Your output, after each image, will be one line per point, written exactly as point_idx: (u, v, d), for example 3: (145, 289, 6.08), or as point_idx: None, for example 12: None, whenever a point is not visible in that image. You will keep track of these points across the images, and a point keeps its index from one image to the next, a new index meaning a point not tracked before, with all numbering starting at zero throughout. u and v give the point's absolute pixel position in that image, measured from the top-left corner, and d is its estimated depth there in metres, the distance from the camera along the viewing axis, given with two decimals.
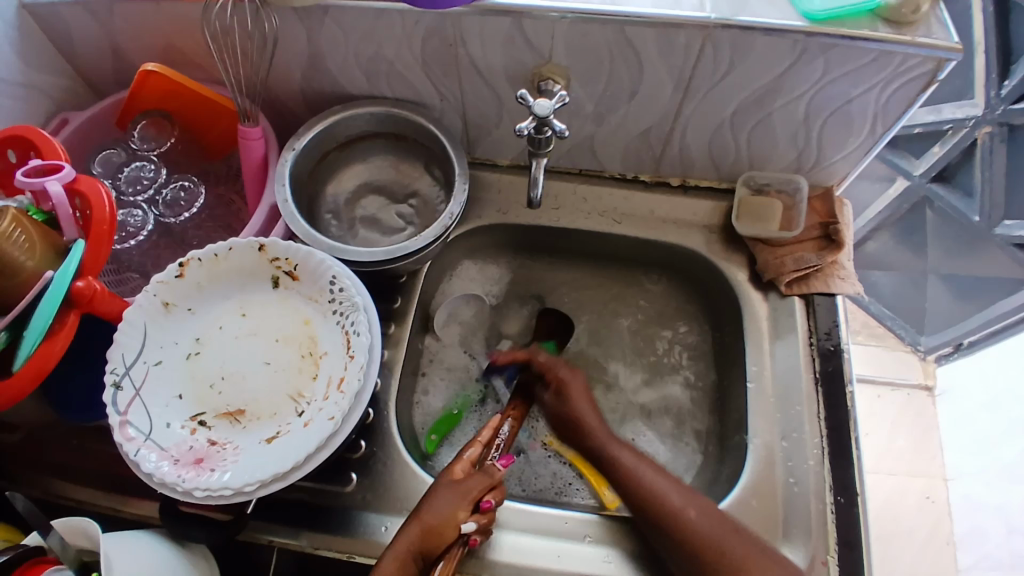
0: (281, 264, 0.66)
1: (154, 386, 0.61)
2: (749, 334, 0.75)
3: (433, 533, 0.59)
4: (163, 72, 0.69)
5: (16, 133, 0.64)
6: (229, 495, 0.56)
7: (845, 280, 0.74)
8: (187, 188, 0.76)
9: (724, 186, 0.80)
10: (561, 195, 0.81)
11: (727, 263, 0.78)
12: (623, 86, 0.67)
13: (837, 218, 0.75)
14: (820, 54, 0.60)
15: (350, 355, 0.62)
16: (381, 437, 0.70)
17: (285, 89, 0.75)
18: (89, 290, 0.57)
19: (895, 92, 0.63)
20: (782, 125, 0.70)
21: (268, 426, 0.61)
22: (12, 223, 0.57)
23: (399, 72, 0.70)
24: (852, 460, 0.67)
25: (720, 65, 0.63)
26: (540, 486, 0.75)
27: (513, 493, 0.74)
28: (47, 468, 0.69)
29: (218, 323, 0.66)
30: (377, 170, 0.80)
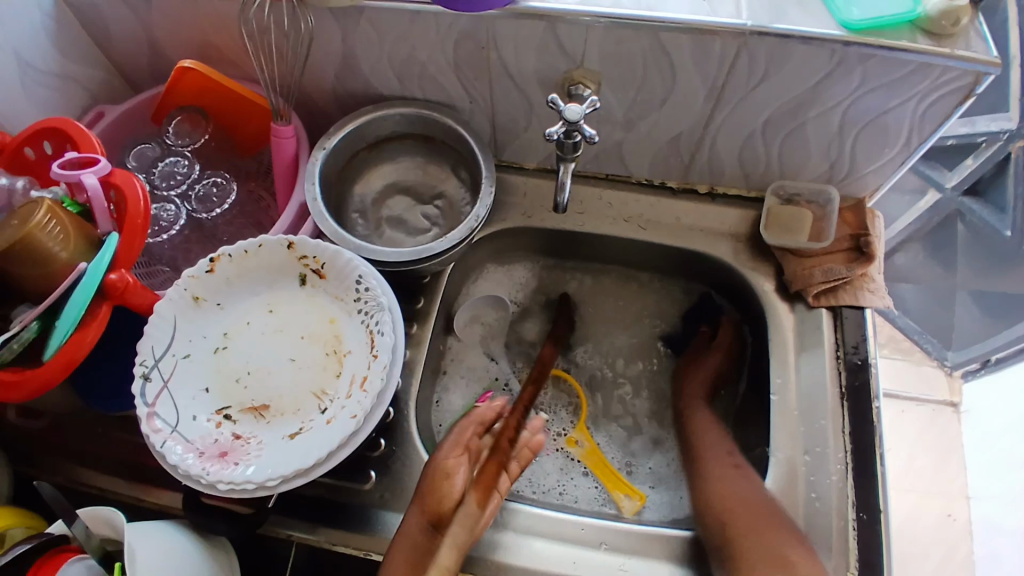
0: (308, 263, 0.67)
1: (181, 379, 0.62)
2: (774, 346, 0.74)
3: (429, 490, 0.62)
4: (198, 69, 0.71)
5: (55, 126, 0.65)
6: (251, 489, 0.57)
7: (875, 293, 0.72)
8: (219, 183, 0.76)
9: (753, 195, 0.79)
10: (586, 200, 0.81)
11: (754, 273, 0.77)
12: (655, 92, 0.67)
13: (869, 230, 0.73)
14: (859, 64, 0.59)
15: (374, 354, 0.62)
16: (401, 435, 0.70)
17: (318, 89, 0.76)
18: (121, 283, 0.58)
19: (931, 106, 0.62)
20: (815, 136, 0.69)
21: (291, 422, 0.61)
22: (47, 214, 0.58)
23: (430, 73, 0.70)
24: (876, 479, 0.65)
25: (756, 73, 0.62)
26: (546, 486, 0.75)
27: (524, 494, 0.74)
28: (72, 455, 0.70)
29: (246, 318, 0.66)
30: (405, 171, 0.80)
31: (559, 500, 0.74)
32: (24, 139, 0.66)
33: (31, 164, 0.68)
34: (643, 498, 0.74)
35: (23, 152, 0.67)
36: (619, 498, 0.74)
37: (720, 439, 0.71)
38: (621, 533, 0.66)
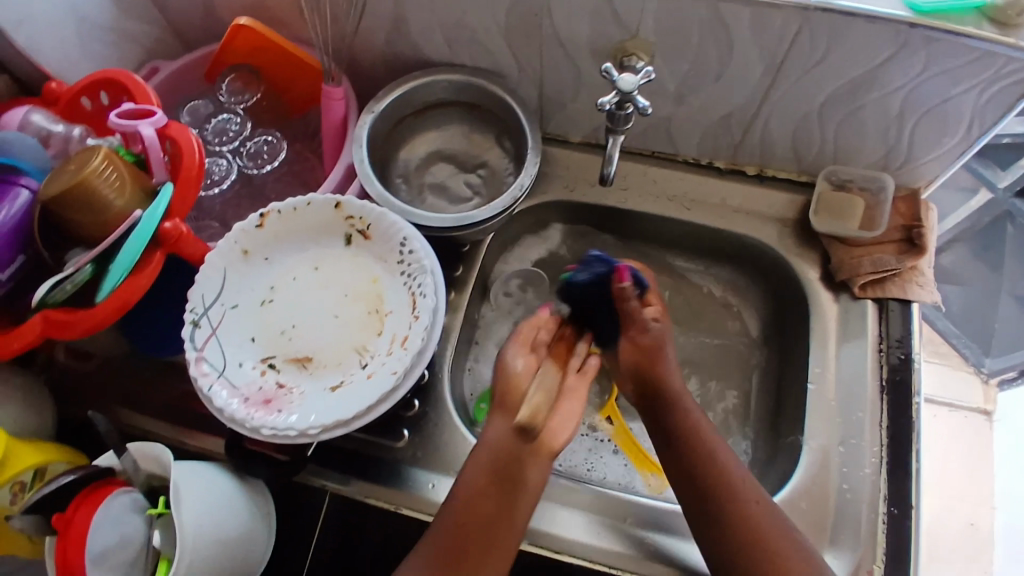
0: (355, 223, 0.68)
1: (230, 327, 0.64)
2: (814, 335, 0.73)
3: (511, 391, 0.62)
4: (255, 28, 0.72)
5: (113, 77, 0.67)
6: (293, 436, 0.58)
7: (923, 287, 0.71)
8: (270, 141, 0.78)
9: (803, 179, 0.78)
10: (630, 176, 0.80)
11: (799, 260, 0.76)
12: (710, 67, 0.66)
13: (922, 222, 0.72)
14: (923, 47, 0.57)
15: (414, 315, 0.63)
16: (434, 398, 0.72)
17: (367, 52, 0.76)
18: (175, 232, 0.60)
19: (994, 96, 0.60)
20: (873, 120, 0.67)
21: (333, 375, 0.63)
22: (104, 160, 0.60)
23: (480, 39, 0.70)
24: (911, 475, 0.65)
25: (816, 51, 0.61)
26: (573, 462, 0.76)
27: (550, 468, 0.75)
28: (116, 397, 0.73)
29: (292, 274, 0.68)
30: (450, 139, 0.80)
31: (584, 475, 0.75)
32: (81, 89, 0.67)
33: (87, 115, 0.70)
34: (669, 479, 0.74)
35: (79, 102, 0.68)
36: (646, 477, 0.74)
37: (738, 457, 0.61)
38: (646, 508, 0.67)
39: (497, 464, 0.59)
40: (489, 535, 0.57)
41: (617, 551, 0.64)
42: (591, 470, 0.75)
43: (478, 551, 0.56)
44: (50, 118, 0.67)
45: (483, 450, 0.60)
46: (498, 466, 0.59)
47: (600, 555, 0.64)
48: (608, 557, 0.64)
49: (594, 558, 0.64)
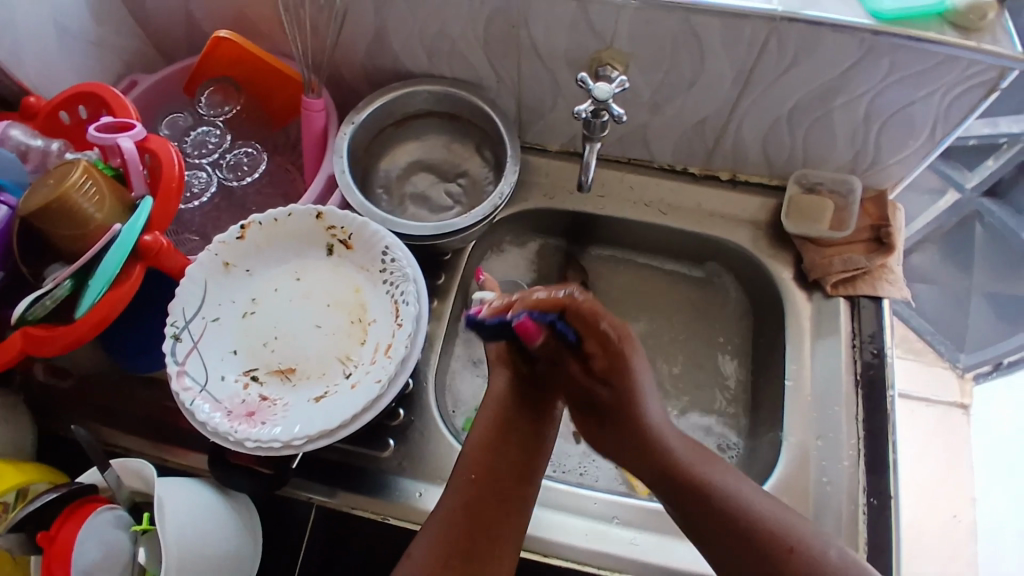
0: (336, 233, 0.68)
1: (211, 341, 0.64)
2: (790, 334, 0.75)
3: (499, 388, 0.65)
4: (235, 39, 0.73)
5: (93, 91, 0.67)
6: (277, 448, 0.59)
7: (893, 284, 0.73)
8: (251, 153, 0.78)
9: (774, 183, 0.80)
10: (607, 183, 0.82)
11: (773, 261, 0.78)
12: (683, 75, 0.67)
13: (890, 222, 0.74)
14: (887, 54, 0.60)
15: (397, 323, 0.64)
16: (419, 406, 0.72)
17: (348, 65, 0.77)
18: (156, 245, 0.60)
19: (956, 98, 0.62)
20: (841, 125, 0.69)
21: (317, 385, 0.63)
22: (83, 174, 0.60)
23: (460, 51, 0.71)
24: (888, 466, 0.66)
25: (785, 59, 0.63)
26: (566, 466, 0.76)
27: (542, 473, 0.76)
28: (97, 413, 0.72)
29: (273, 285, 0.68)
30: (430, 148, 0.81)
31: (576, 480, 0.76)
32: (59, 103, 0.67)
33: (66, 129, 0.69)
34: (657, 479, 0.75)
35: (58, 116, 0.68)
36: (635, 479, 0.75)
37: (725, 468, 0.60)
38: (632, 508, 0.67)
39: (501, 428, 0.63)
40: (503, 491, 0.60)
41: (604, 551, 0.65)
42: (584, 475, 0.76)
43: (495, 507, 0.59)
44: (28, 133, 0.66)
45: (483, 417, 0.64)
46: (501, 428, 0.63)
47: (588, 557, 0.65)
48: (596, 558, 0.65)
49: (581, 560, 0.65)
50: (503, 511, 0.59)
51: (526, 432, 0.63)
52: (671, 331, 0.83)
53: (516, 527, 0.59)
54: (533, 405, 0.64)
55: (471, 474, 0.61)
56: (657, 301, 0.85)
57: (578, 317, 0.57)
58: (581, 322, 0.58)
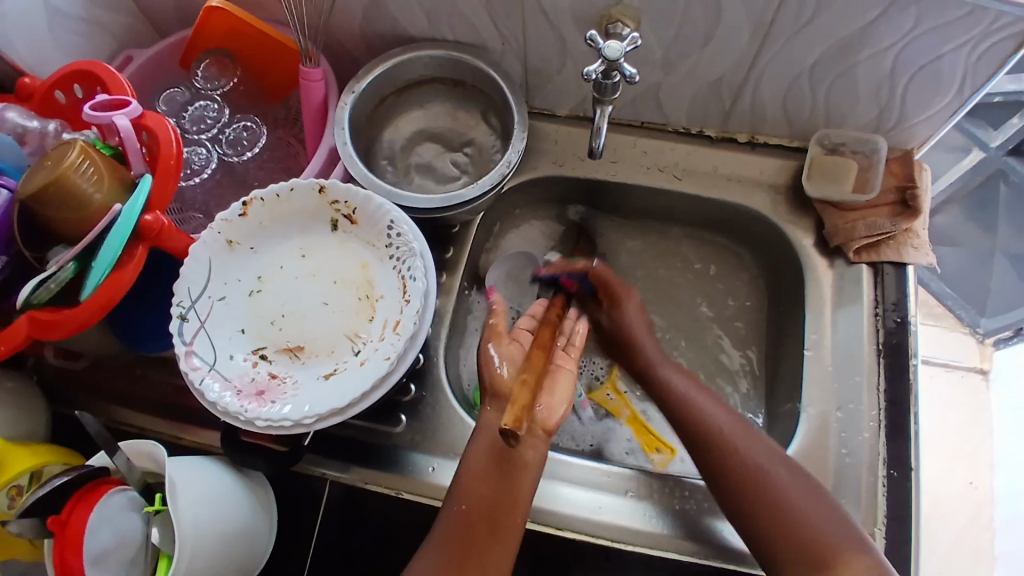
0: (340, 208, 0.66)
1: (218, 321, 0.63)
2: (809, 301, 0.73)
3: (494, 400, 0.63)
4: (227, 8, 0.70)
5: (86, 69, 0.64)
6: (288, 427, 0.58)
7: (918, 249, 0.70)
8: (250, 127, 0.76)
9: (795, 145, 0.76)
10: (619, 148, 0.79)
11: (793, 227, 0.75)
12: (697, 30, 0.64)
13: (916, 182, 0.70)
14: (915, 2, 0.56)
15: (406, 299, 0.63)
16: (430, 382, 0.71)
17: (346, 30, 0.74)
18: (156, 225, 0.58)
19: (988, 51, 0.59)
20: (864, 80, 0.65)
21: (326, 362, 0.62)
22: (81, 155, 0.58)
23: (462, 12, 0.68)
24: (910, 436, 0.65)
25: (805, 11, 0.59)
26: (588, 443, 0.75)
27: (563, 447, 0.75)
28: (108, 396, 0.72)
29: (279, 263, 0.67)
30: (434, 117, 0.78)
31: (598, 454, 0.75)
32: (54, 83, 0.65)
33: (62, 109, 0.67)
34: (674, 452, 0.74)
35: (53, 96, 0.66)
36: (652, 453, 0.74)
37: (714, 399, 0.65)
38: (642, 480, 0.67)
39: (495, 458, 0.60)
40: (492, 519, 0.57)
41: (617, 524, 0.64)
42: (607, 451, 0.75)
43: (487, 537, 0.57)
44: (25, 114, 0.65)
45: (477, 449, 0.61)
46: (495, 456, 0.60)
47: (601, 530, 0.64)
48: (610, 531, 0.64)
49: (595, 533, 0.64)
50: (494, 543, 0.57)
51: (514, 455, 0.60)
52: (688, 301, 0.81)
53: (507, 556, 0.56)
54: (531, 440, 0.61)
55: (463, 504, 0.59)
56: (673, 269, 0.83)
57: (599, 279, 0.73)
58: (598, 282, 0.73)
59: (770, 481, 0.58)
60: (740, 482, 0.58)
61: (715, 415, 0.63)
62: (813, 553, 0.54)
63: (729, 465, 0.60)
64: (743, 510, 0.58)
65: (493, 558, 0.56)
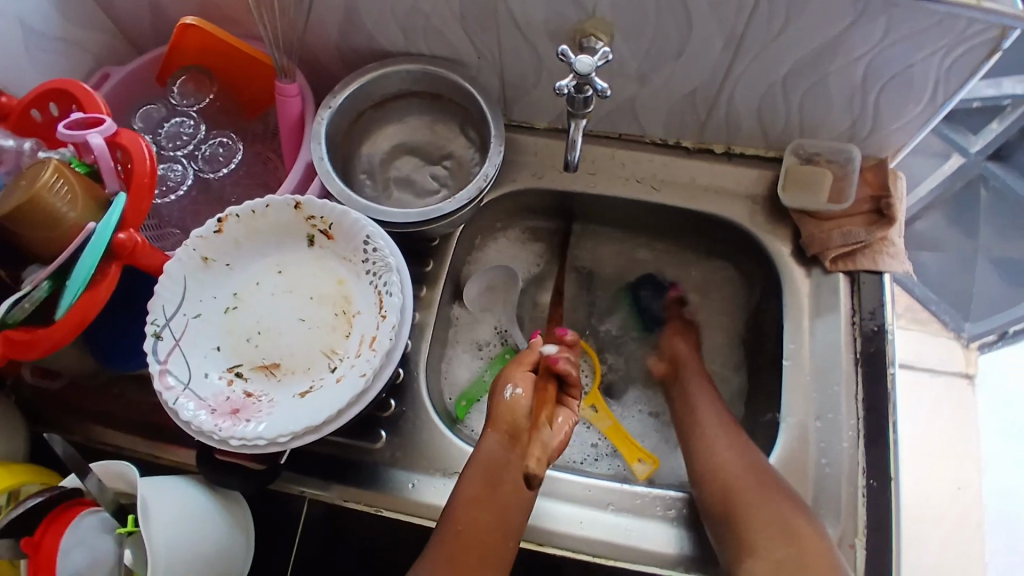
0: (316, 223, 0.66)
1: (193, 338, 0.62)
2: (788, 311, 0.73)
3: (500, 420, 0.64)
4: (202, 26, 0.69)
5: (61, 87, 0.64)
6: (263, 445, 0.57)
7: (894, 257, 0.71)
8: (225, 143, 0.76)
9: (771, 154, 0.77)
10: (598, 160, 0.79)
11: (771, 236, 0.76)
12: (670, 43, 0.64)
13: (890, 192, 0.71)
14: (883, 14, 0.57)
15: (382, 314, 0.62)
16: (411, 396, 0.71)
17: (321, 46, 0.74)
18: (131, 242, 0.58)
19: (958, 60, 0.59)
20: (838, 90, 0.66)
21: (302, 380, 0.62)
22: (54, 173, 0.58)
23: (436, 27, 0.68)
24: (888, 443, 0.65)
25: (775, 22, 0.60)
26: (568, 455, 0.75)
27: None
28: (85, 414, 0.71)
29: (256, 280, 0.66)
30: (413, 131, 0.78)
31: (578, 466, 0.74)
32: (30, 101, 0.64)
33: (37, 126, 0.67)
34: (656, 463, 0.74)
35: (29, 115, 0.66)
36: (633, 464, 0.74)
37: (711, 404, 0.72)
38: (625, 493, 0.66)
39: (490, 482, 0.62)
40: (487, 541, 0.60)
41: (599, 538, 0.64)
42: (586, 462, 0.75)
43: (477, 562, 0.59)
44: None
45: (474, 470, 0.63)
46: (490, 479, 0.62)
47: (583, 544, 0.64)
48: (589, 546, 0.64)
49: (575, 548, 0.64)
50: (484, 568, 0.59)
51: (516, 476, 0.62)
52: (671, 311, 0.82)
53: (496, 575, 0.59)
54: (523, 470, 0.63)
55: (458, 526, 0.61)
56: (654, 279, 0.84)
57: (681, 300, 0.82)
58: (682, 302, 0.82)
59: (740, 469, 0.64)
60: (720, 469, 0.65)
61: (709, 420, 0.70)
62: (779, 527, 0.60)
63: (715, 457, 0.66)
64: (730, 498, 0.63)
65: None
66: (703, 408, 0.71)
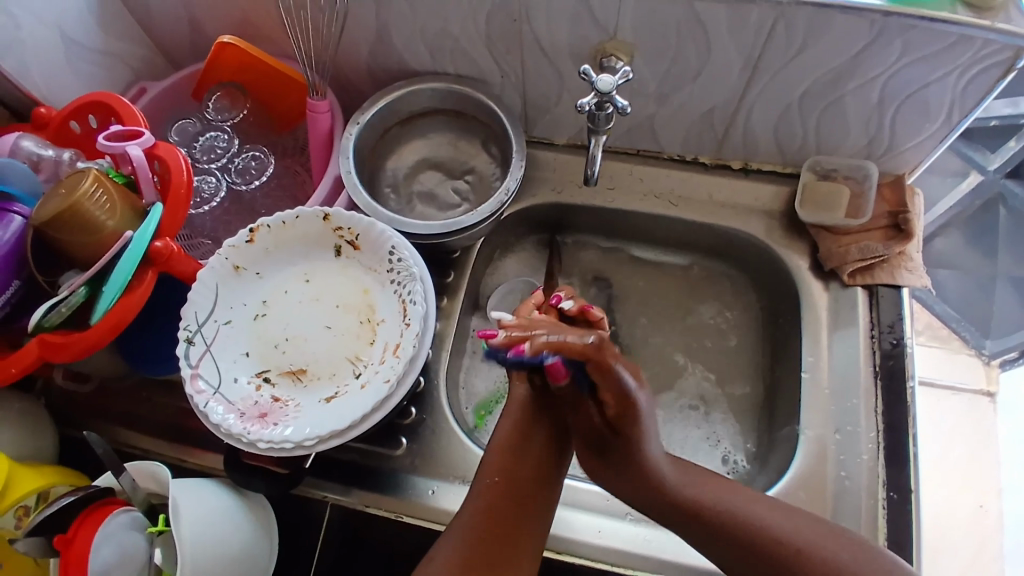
0: (343, 234, 0.68)
1: (224, 344, 0.64)
2: (806, 324, 0.73)
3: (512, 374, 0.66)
4: (238, 44, 0.73)
5: (99, 99, 0.67)
6: (289, 448, 0.59)
7: (912, 272, 0.71)
8: (258, 157, 0.79)
9: (789, 171, 0.78)
10: (617, 175, 0.81)
11: (788, 251, 0.76)
12: (689, 63, 0.66)
13: (908, 207, 0.72)
14: (898, 35, 0.58)
15: (406, 323, 0.64)
16: (430, 405, 0.72)
17: (351, 66, 0.77)
18: (167, 250, 0.60)
19: (972, 80, 0.60)
20: (855, 109, 0.67)
21: (328, 386, 0.64)
22: (94, 182, 0.60)
23: (462, 48, 0.71)
24: (908, 459, 0.65)
25: (792, 43, 0.61)
26: None
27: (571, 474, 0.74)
28: (114, 417, 0.73)
29: (284, 288, 0.68)
30: (436, 146, 0.81)
31: None
32: (70, 113, 0.68)
33: (77, 138, 0.70)
34: None
35: (68, 126, 0.69)
36: None
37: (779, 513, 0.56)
38: None
39: (521, 424, 0.64)
40: (523, 496, 0.60)
41: (618, 548, 0.64)
42: None
43: (515, 514, 0.59)
44: (40, 143, 0.67)
45: (507, 416, 0.65)
46: (519, 440, 0.63)
47: (601, 554, 0.64)
48: (610, 556, 0.64)
49: (594, 558, 0.64)
50: (522, 521, 0.59)
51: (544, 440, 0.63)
52: (688, 323, 0.82)
53: (536, 529, 0.59)
54: (551, 420, 0.65)
55: (492, 479, 0.61)
56: (674, 293, 0.84)
57: (599, 369, 0.58)
58: (601, 375, 0.58)
59: (746, 515, 0.56)
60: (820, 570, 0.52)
61: (760, 515, 0.56)
62: None
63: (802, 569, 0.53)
64: None
65: (524, 531, 0.59)
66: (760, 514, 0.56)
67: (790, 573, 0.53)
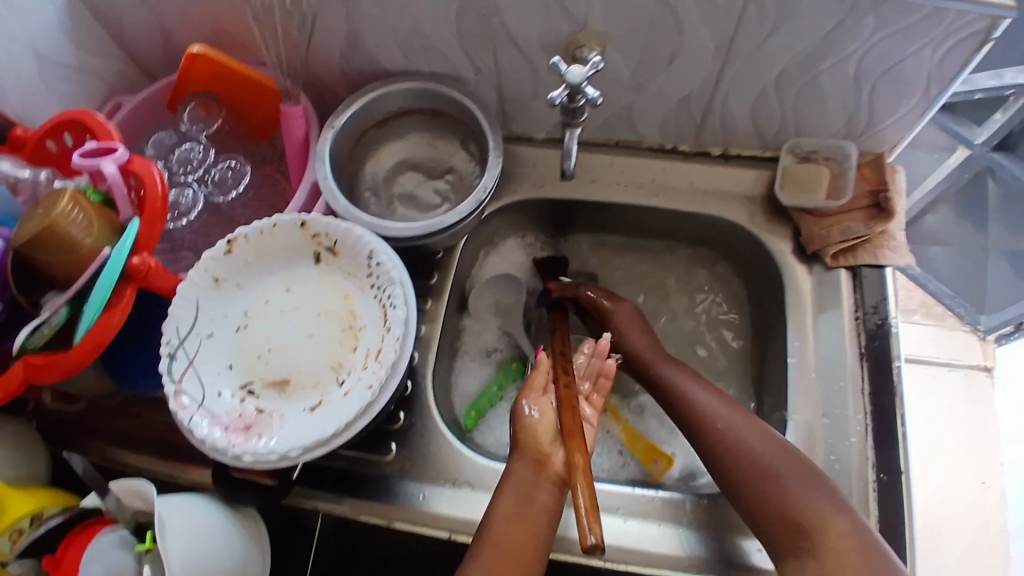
0: (322, 240, 0.68)
1: (206, 358, 0.64)
2: (791, 308, 0.73)
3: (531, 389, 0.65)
4: (208, 54, 0.72)
5: (73, 117, 0.66)
6: (274, 460, 0.58)
7: (895, 251, 0.71)
8: (234, 167, 0.79)
9: (768, 155, 0.77)
10: (597, 168, 0.80)
11: (771, 235, 0.76)
12: (662, 51, 0.65)
13: (888, 185, 0.71)
14: (871, 11, 0.57)
15: (387, 328, 0.63)
16: (419, 408, 0.72)
17: (325, 70, 0.77)
18: (144, 266, 0.59)
19: (947, 54, 0.60)
20: (832, 88, 0.66)
21: (312, 395, 0.63)
22: (70, 202, 0.60)
23: (434, 45, 0.70)
24: (897, 439, 0.65)
25: (765, 26, 0.61)
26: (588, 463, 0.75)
27: None
28: (104, 436, 0.73)
29: (266, 298, 0.68)
30: (414, 147, 0.80)
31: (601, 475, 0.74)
32: (45, 132, 0.67)
33: (54, 158, 0.69)
34: (671, 461, 0.73)
35: (45, 145, 0.68)
36: (648, 464, 0.73)
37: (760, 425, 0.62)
38: (637, 498, 0.66)
39: (523, 503, 0.58)
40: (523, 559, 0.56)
41: (609, 543, 0.64)
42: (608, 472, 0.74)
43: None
44: (17, 164, 0.67)
45: (508, 492, 0.59)
46: (522, 498, 0.59)
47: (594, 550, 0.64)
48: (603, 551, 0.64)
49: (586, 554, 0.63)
50: None
51: (547, 500, 0.59)
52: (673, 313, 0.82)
53: None
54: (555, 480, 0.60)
55: (493, 541, 0.57)
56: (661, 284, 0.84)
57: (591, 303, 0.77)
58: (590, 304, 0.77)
59: (740, 443, 0.60)
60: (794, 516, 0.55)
61: (754, 444, 0.60)
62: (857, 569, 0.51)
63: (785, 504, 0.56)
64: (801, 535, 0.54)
65: None
66: (747, 438, 0.60)
67: (760, 498, 0.57)
